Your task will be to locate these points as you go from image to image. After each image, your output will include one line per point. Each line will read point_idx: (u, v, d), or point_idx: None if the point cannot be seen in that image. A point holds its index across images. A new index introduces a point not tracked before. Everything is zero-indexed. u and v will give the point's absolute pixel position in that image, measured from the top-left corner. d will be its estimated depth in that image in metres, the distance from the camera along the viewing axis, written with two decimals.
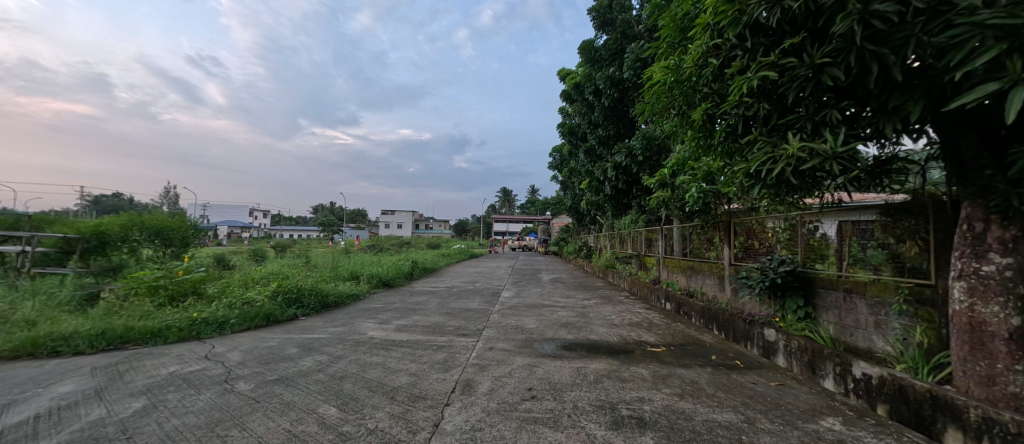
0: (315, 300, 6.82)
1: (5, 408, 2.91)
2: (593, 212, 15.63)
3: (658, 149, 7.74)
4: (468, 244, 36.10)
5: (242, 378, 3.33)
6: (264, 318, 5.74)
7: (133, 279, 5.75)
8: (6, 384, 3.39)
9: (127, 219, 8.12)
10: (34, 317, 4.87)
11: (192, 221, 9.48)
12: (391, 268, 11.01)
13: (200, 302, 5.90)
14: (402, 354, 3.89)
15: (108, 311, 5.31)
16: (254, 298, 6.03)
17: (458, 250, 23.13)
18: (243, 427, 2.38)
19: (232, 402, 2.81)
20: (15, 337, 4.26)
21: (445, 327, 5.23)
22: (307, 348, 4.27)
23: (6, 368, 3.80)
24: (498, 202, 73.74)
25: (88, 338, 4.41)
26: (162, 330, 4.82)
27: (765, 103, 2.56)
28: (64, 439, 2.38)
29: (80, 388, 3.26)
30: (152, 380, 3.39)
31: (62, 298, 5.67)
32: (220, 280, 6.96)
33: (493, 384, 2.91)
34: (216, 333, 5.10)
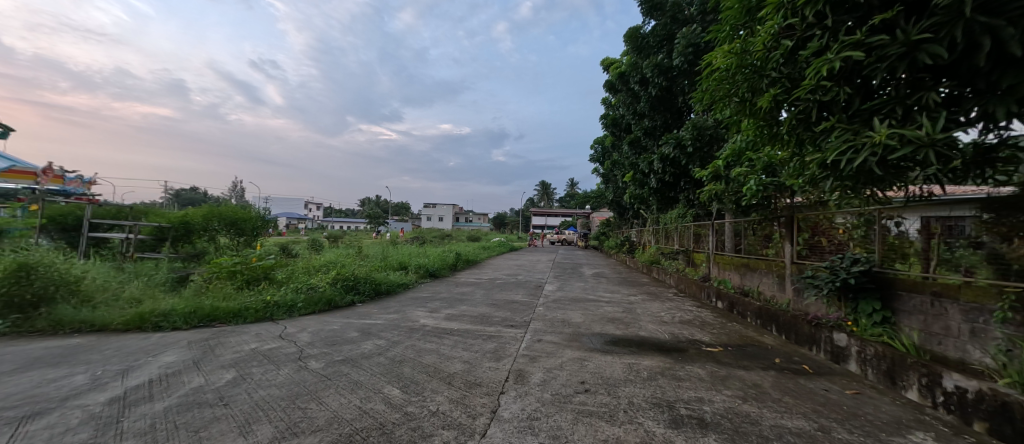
0: (369, 287, 7.22)
1: (125, 372, 3.38)
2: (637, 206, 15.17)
3: (709, 139, 7.31)
4: (508, 238, 36.45)
5: (313, 357, 3.61)
6: (326, 303, 6.17)
7: (215, 264, 6.40)
8: (123, 353, 3.92)
9: (208, 210, 9.06)
10: (139, 296, 5.59)
11: (260, 213, 10.36)
12: (437, 259, 11.38)
13: (271, 286, 6.47)
14: (454, 342, 4.03)
15: (197, 292, 5.98)
16: (317, 284, 6.50)
17: (499, 243, 23.41)
18: (320, 401, 2.59)
19: (307, 378, 3.05)
20: (126, 313, 4.91)
21: (492, 317, 5.34)
22: (366, 332, 4.54)
23: (121, 339, 4.40)
24: (538, 196, 73.53)
25: (183, 315, 4.99)
26: (242, 311, 5.34)
27: (846, 87, 2.34)
28: (174, 403, 2.72)
29: (181, 359, 3.70)
30: (238, 355, 3.77)
31: (160, 280, 6.43)
32: (287, 267, 7.57)
33: (546, 375, 2.94)
34: (286, 315, 5.57)
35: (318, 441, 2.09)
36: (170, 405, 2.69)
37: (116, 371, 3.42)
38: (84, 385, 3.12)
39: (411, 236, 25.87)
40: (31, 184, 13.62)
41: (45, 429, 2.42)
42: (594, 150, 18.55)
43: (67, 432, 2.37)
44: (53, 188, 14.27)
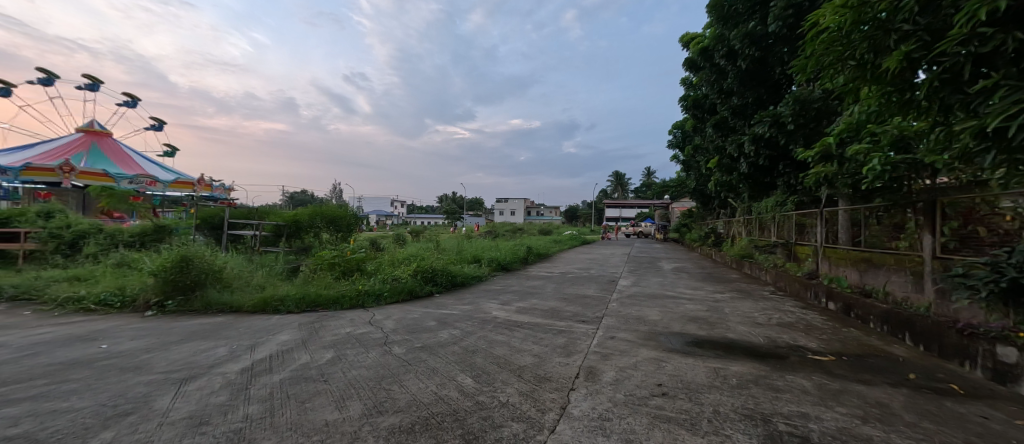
0: (446, 279, 7.59)
1: (253, 347, 3.98)
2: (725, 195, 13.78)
3: (816, 114, 6.33)
4: (581, 231, 35.83)
5: (396, 343, 3.89)
6: (408, 293, 6.64)
7: (318, 257, 7.25)
8: (251, 331, 4.64)
9: (312, 209, 10.41)
10: (263, 283, 6.57)
11: (353, 211, 11.52)
12: (509, 253, 11.59)
13: (362, 277, 7.14)
14: (524, 335, 4.04)
15: (305, 281, 6.86)
16: (400, 275, 7.01)
17: (571, 236, 23.14)
18: (401, 384, 2.77)
19: (391, 362, 3.30)
20: (253, 297, 5.81)
21: (563, 312, 5.25)
22: (443, 322, 4.77)
23: (251, 319, 5.22)
24: (612, 188, 70.98)
25: (295, 301, 5.75)
26: (339, 298, 5.97)
27: (1016, 33, 1.82)
28: (287, 376, 3.12)
29: (293, 338, 4.26)
30: (336, 337, 4.23)
31: (277, 270, 7.48)
32: (376, 259, 8.29)
33: (618, 374, 2.79)
34: (375, 303, 6.11)
35: (399, 421, 2.22)
36: (284, 377, 3.10)
37: (247, 345, 4.05)
38: (225, 356, 3.75)
39: (485, 230, 26.68)
40: (189, 192, 16.74)
41: (197, 390, 2.95)
42: (674, 135, 17.26)
43: (212, 394, 2.86)
44: (203, 194, 17.37)
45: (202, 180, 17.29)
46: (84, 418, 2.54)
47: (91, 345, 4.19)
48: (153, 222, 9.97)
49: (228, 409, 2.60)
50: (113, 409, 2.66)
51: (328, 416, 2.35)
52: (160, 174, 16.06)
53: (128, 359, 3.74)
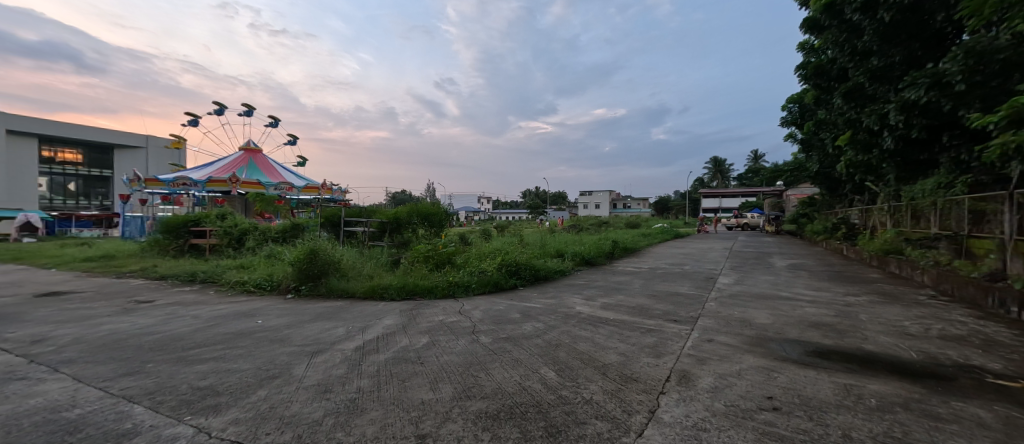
0: (530, 273, 7.69)
1: (364, 328, 4.51)
2: (863, 178, 11.70)
3: (1003, 67, 4.84)
4: (673, 224, 33.38)
5: (482, 332, 4.05)
6: (494, 285, 6.88)
7: (415, 250, 7.92)
8: (363, 314, 5.26)
9: (408, 208, 11.45)
10: (370, 273, 7.40)
11: (444, 208, 12.36)
12: (594, 247, 11.31)
13: (453, 269, 7.60)
14: (609, 332, 3.90)
15: (404, 272, 7.54)
16: (486, 268, 7.28)
17: (662, 230, 21.71)
18: (487, 372, 2.87)
19: (478, 350, 3.45)
20: (364, 285, 6.58)
21: (652, 310, 4.95)
22: (526, 314, 4.83)
23: (363, 304, 5.92)
24: (708, 175, 64.70)
25: (398, 289, 6.36)
26: (433, 288, 6.45)
27: None
28: (391, 356, 3.47)
29: (395, 323, 4.72)
30: (431, 324, 4.57)
31: (382, 262, 8.35)
32: (465, 253, 8.75)
33: (717, 381, 2.52)
34: (464, 294, 6.46)
35: (485, 407, 2.30)
36: (388, 357, 3.44)
37: (360, 327, 4.60)
38: (343, 335, 4.31)
39: (570, 224, 26.45)
40: (316, 195, 19.51)
41: (324, 361, 3.44)
42: (790, 111, 15.21)
43: (334, 366, 3.31)
44: (324, 197, 20.12)
45: (326, 184, 19.98)
46: (246, 377, 3.13)
47: (248, 320, 5.15)
48: (289, 221, 11.84)
49: (345, 380, 2.97)
50: (266, 372, 3.25)
51: (423, 395, 2.54)
52: (295, 180, 18.96)
53: (274, 333, 4.51)
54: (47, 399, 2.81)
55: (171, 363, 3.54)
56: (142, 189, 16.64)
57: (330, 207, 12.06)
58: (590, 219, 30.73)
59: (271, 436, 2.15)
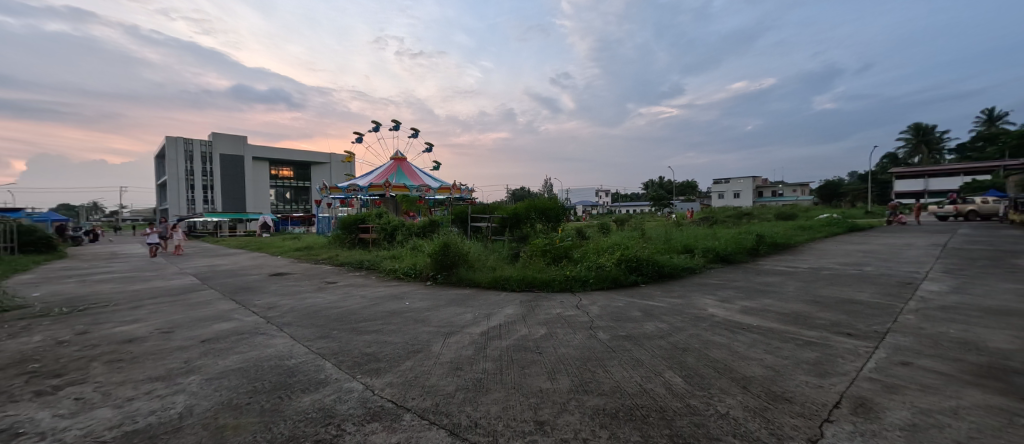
0: (653, 269, 7.22)
1: (489, 316, 4.89)
2: None
3: None
4: (845, 214, 26.94)
5: (601, 328, 3.97)
6: (613, 281, 6.67)
7: (534, 244, 8.19)
8: (488, 303, 5.70)
9: (527, 203, 11.91)
10: (493, 265, 7.95)
11: (561, 202, 12.46)
12: (731, 242, 9.97)
13: (570, 264, 7.64)
14: (752, 340, 3.40)
15: (524, 265, 7.89)
16: (604, 263, 7.09)
17: (828, 221, 17.77)
18: (606, 369, 2.81)
19: (596, 345, 3.40)
20: (488, 276, 7.13)
21: (811, 319, 4.13)
22: (649, 313, 4.56)
23: (488, 294, 6.41)
24: (901, 150, 50.21)
25: (518, 281, 6.71)
26: (551, 281, 6.60)
27: None
28: (512, 343, 3.69)
29: (516, 312, 4.99)
30: (549, 316, 4.69)
31: (503, 255, 8.90)
32: (582, 247, 8.69)
33: (914, 418, 1.98)
34: (581, 289, 6.45)
35: (604, 404, 2.27)
36: (510, 344, 3.67)
37: (486, 314, 5.00)
38: (472, 320, 4.75)
39: (704, 216, 23.79)
40: (447, 195, 21.77)
41: (456, 342, 3.86)
42: None
43: (464, 347, 3.68)
44: (454, 196, 22.28)
45: (456, 185, 22.04)
46: (398, 349, 3.72)
47: (398, 302, 6.10)
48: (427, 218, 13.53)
49: (474, 360, 3.28)
50: (412, 346, 3.80)
51: (542, 383, 2.63)
52: (431, 182, 21.51)
53: (417, 314, 5.25)
54: (275, 349, 3.83)
55: (348, 332, 4.44)
56: (326, 195, 21.15)
57: (460, 205, 13.39)
58: (732, 210, 26.97)
59: (415, 401, 2.51)
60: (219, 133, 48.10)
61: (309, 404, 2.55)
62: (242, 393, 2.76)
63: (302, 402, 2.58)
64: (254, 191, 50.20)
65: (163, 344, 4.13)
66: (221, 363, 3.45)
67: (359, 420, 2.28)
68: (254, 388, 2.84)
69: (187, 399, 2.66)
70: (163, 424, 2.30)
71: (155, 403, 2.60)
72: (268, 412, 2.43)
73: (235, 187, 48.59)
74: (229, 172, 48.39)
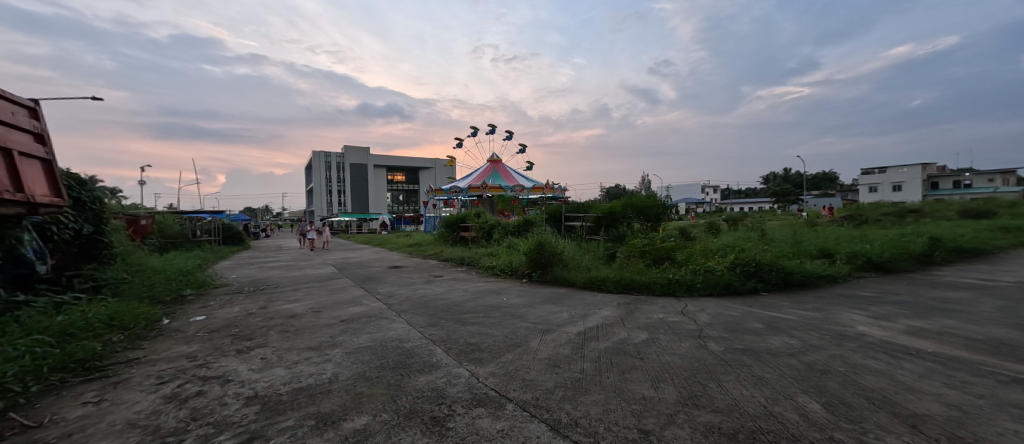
0: (776, 275, 6.30)
1: (585, 316, 4.84)
2: None
3: None
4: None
5: (713, 339, 3.62)
6: (725, 287, 6.02)
7: (631, 245, 7.84)
8: (584, 303, 5.64)
9: (624, 202, 11.39)
10: (588, 265, 7.84)
11: (661, 200, 11.64)
12: (887, 246, 8.14)
13: (673, 266, 7.13)
14: (924, 370, 2.75)
15: (621, 266, 7.60)
16: (715, 267, 6.45)
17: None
18: (720, 383, 2.57)
19: (707, 357, 3.12)
20: (583, 275, 7.07)
21: (1021, 350, 3.16)
22: (773, 326, 4.01)
23: (584, 294, 6.35)
24: None
25: (614, 283, 6.51)
26: (651, 284, 6.25)
27: None
28: (609, 345, 3.60)
29: (614, 314, 4.85)
30: (650, 320, 4.45)
31: (599, 255, 8.70)
32: (686, 248, 8.01)
33: None
34: (687, 294, 5.97)
35: (717, 421, 2.09)
36: (609, 346, 3.58)
37: (581, 314, 4.97)
38: (568, 319, 4.77)
39: (848, 214, 19.76)
40: (540, 195, 22.31)
41: (553, 339, 3.92)
42: None
43: (561, 345, 3.72)
44: (548, 196, 22.45)
45: (549, 184, 22.17)
46: (499, 341, 3.94)
47: (497, 297, 6.42)
48: (522, 218, 13.91)
49: (571, 360, 3.29)
50: (512, 339, 3.99)
51: (645, 391, 2.52)
52: (525, 182, 22.26)
53: (516, 309, 5.46)
54: (396, 333, 4.37)
55: (455, 322, 4.84)
56: (431, 197, 23.25)
57: (554, 204, 13.47)
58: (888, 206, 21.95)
59: (517, 392, 2.63)
60: (350, 145, 56.29)
61: (425, 384, 2.86)
62: (373, 367, 3.23)
63: (419, 381, 2.91)
64: (374, 193, 57.63)
65: (315, 320, 5.03)
66: (356, 340, 4.07)
67: (467, 404, 2.48)
68: (382, 364, 3.30)
69: (334, 367, 3.22)
70: (319, 385, 2.82)
71: (312, 368, 3.20)
72: (394, 386, 2.80)
73: (360, 190, 56.54)
74: (356, 178, 56.41)
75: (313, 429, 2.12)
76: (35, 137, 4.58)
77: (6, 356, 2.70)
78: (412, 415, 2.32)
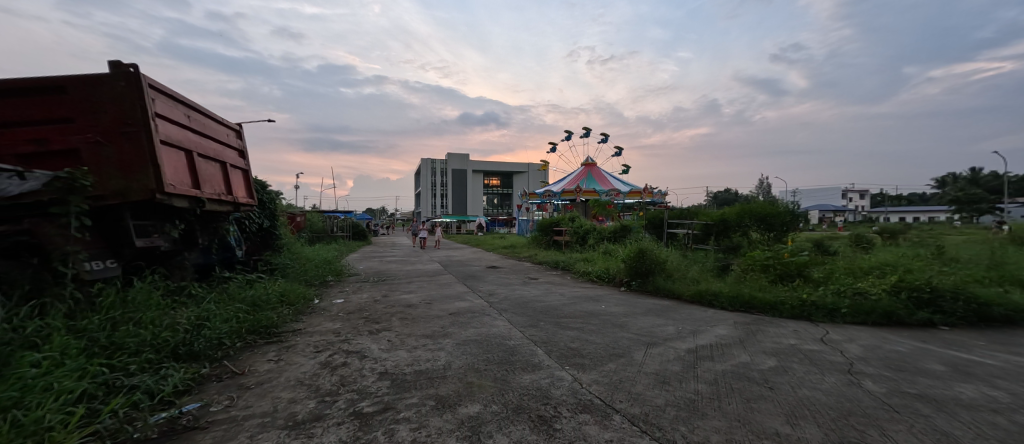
0: (963, 306, 4.91)
1: (696, 332, 4.43)
2: None
3: None
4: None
5: (869, 376, 2.99)
6: (884, 315, 4.89)
7: (750, 257, 6.93)
8: (694, 318, 5.17)
9: (740, 208, 9.95)
10: (697, 277, 7.16)
11: (790, 207, 9.86)
12: None
13: (807, 285, 6.10)
14: None
15: (738, 280, 6.77)
16: (867, 290, 5.36)
17: None
18: (884, 433, 2.11)
19: (862, 397, 2.59)
20: (691, 288, 6.48)
21: None
22: (963, 371, 3.14)
23: (692, 307, 5.83)
24: None
25: (729, 299, 5.83)
26: (777, 304, 5.42)
27: None
28: (728, 368, 3.23)
29: (731, 334, 4.34)
30: (778, 346, 3.88)
31: (709, 267, 7.89)
32: (824, 265, 6.78)
33: None
34: (827, 319, 5.01)
35: None
36: (726, 369, 3.22)
37: (691, 330, 4.56)
38: (675, 333, 4.43)
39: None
40: (639, 199, 21.09)
41: (660, 354, 3.68)
42: None
43: (669, 362, 3.46)
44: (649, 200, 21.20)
45: (648, 188, 20.92)
46: (601, 349, 3.84)
47: (595, 304, 6.27)
48: (619, 224, 13.32)
49: (684, 379, 3.03)
50: (613, 349, 3.85)
51: (778, 426, 2.21)
52: (623, 187, 21.35)
53: (616, 318, 5.27)
54: (498, 330, 4.58)
55: (554, 325, 4.88)
56: (528, 201, 23.79)
57: (656, 210, 12.68)
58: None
59: (624, 404, 2.54)
60: (455, 153, 60.95)
61: (530, 382, 2.94)
62: (480, 360, 3.44)
63: (523, 379, 3.00)
64: (475, 197, 61.36)
65: (428, 311, 5.55)
66: (464, 332, 4.38)
67: (572, 408, 2.49)
68: (489, 358, 3.48)
69: (447, 355, 3.52)
70: (435, 370, 3.12)
71: (429, 354, 3.54)
72: (501, 381, 2.94)
73: (463, 193, 60.74)
74: (459, 182, 60.79)
75: (433, 409, 2.35)
76: (239, 152, 5.96)
77: (223, 316, 3.58)
78: (520, 411, 2.41)
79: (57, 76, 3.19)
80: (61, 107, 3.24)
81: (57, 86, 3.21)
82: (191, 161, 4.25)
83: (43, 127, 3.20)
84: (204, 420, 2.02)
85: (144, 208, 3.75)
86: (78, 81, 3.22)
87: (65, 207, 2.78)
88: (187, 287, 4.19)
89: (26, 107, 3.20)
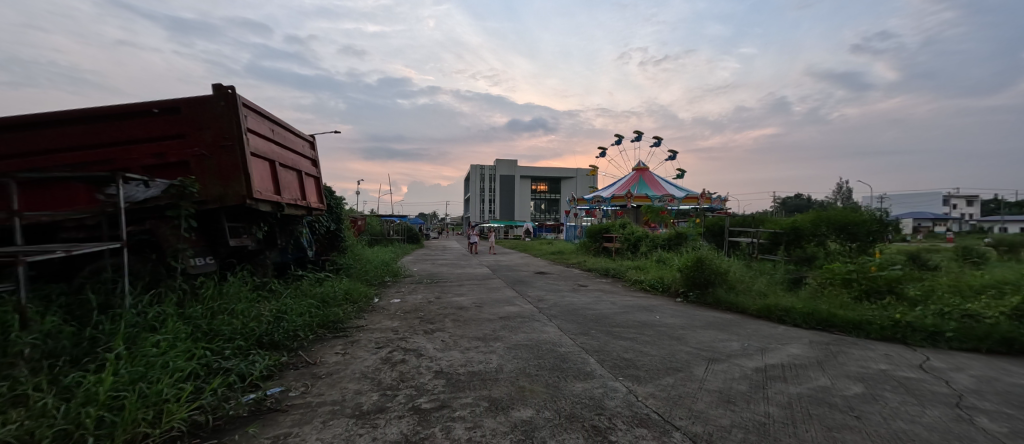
0: None
1: (763, 350, 4.10)
2: None
3: None
4: None
5: (985, 413, 2.57)
6: (1003, 343, 4.17)
7: (829, 270, 6.26)
8: (762, 334, 4.77)
9: (814, 215, 8.99)
10: (764, 290, 6.61)
11: (877, 215, 8.57)
12: None
13: (901, 304, 5.38)
14: None
15: (813, 296, 6.15)
16: (980, 313, 4.61)
17: None
18: None
19: (976, 436, 2.23)
20: (757, 302, 5.99)
21: None
22: None
23: (759, 322, 5.40)
24: None
25: (803, 315, 5.32)
26: (863, 324, 4.83)
27: None
28: (804, 392, 2.94)
29: (806, 354, 3.95)
30: (864, 370, 3.46)
31: (777, 279, 7.26)
32: (921, 281, 5.95)
33: None
34: (927, 343, 4.37)
35: None
36: (802, 392, 2.93)
37: (758, 347, 4.22)
38: (739, 350, 4.12)
39: None
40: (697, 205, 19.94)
41: (723, 371, 3.44)
42: None
43: (734, 380, 3.22)
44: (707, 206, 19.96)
45: (707, 194, 19.71)
46: (657, 362, 3.67)
47: (649, 314, 6.02)
48: (675, 231, 12.70)
49: (752, 399, 2.81)
50: (670, 363, 3.67)
51: None
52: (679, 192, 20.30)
53: (671, 330, 5.01)
54: (549, 336, 4.55)
55: (605, 334, 4.75)
56: (577, 206, 23.47)
57: (716, 217, 11.92)
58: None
59: (684, 422, 2.40)
60: (504, 159, 61.82)
61: (582, 391, 2.89)
62: (531, 365, 3.45)
63: (576, 387, 2.96)
64: (524, 202, 61.71)
65: (479, 314, 5.66)
66: (515, 337, 4.41)
67: (627, 421, 2.40)
68: (540, 364, 3.48)
69: (498, 358, 3.57)
70: (488, 372, 3.18)
71: (481, 356, 3.61)
72: (552, 387, 2.92)
73: (512, 199, 61.34)
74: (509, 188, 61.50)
75: (487, 410, 2.40)
76: (312, 162, 6.51)
77: (298, 310, 3.93)
78: (572, 419, 2.38)
79: (174, 98, 3.72)
80: (175, 125, 3.76)
81: (174, 106, 3.74)
82: (274, 169, 4.72)
83: (161, 143, 3.72)
84: (285, 403, 2.24)
85: (236, 211, 4.24)
86: (190, 102, 3.75)
87: (177, 211, 3.24)
88: (269, 283, 4.66)
89: (147, 126, 3.72)
